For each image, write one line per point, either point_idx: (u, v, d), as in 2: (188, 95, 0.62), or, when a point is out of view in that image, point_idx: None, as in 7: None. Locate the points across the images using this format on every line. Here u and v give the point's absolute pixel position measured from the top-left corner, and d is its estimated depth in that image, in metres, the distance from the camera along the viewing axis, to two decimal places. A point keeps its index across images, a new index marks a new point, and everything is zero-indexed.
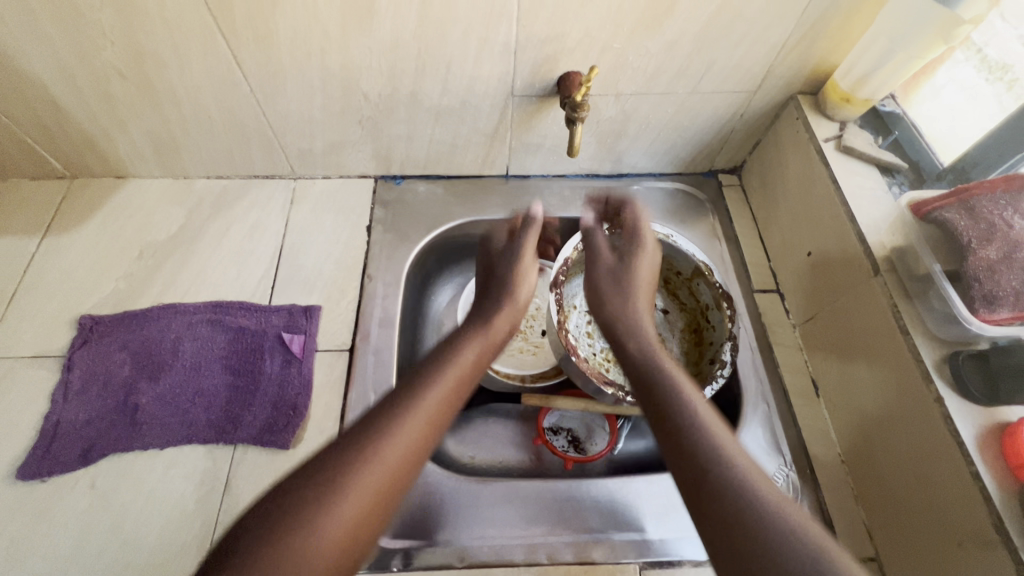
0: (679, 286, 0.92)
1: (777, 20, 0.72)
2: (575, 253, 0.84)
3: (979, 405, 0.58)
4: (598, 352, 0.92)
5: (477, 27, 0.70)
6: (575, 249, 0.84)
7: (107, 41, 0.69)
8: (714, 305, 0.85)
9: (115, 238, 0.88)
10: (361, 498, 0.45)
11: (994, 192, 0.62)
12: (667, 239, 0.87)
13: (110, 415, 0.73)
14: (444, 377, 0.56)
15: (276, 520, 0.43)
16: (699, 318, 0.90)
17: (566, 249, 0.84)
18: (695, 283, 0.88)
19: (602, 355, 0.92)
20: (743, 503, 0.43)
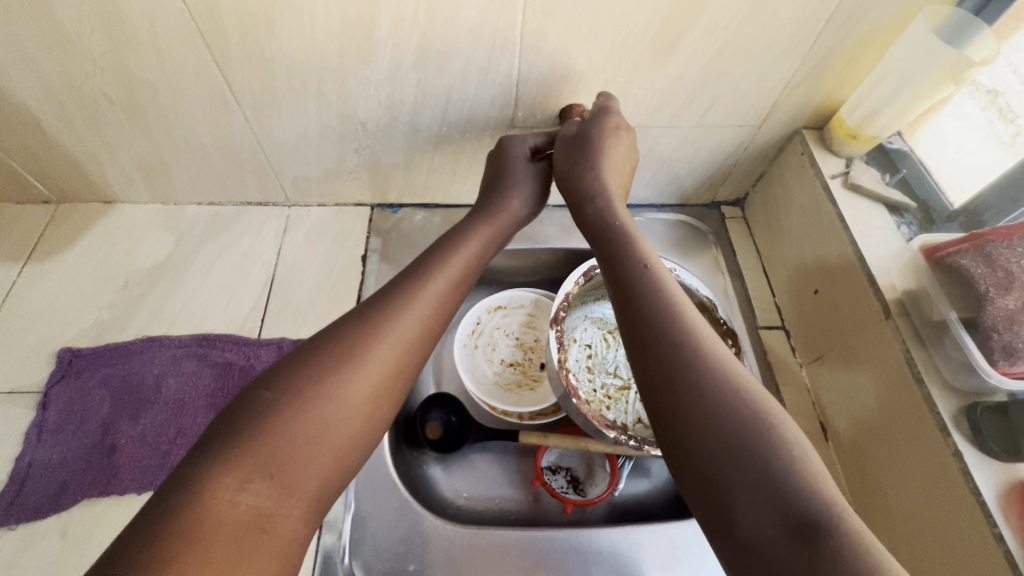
0: None
1: (783, 57, 0.71)
2: (576, 287, 0.82)
3: (999, 460, 0.56)
4: (598, 388, 0.89)
5: (478, 59, 0.69)
6: (576, 284, 0.82)
7: (97, 68, 0.67)
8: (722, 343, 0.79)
9: (100, 266, 0.85)
10: (305, 437, 0.45)
11: (1011, 238, 0.58)
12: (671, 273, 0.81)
13: (87, 456, 0.70)
14: (417, 305, 0.55)
15: (234, 456, 0.43)
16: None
17: (566, 284, 0.82)
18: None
19: (603, 391, 0.89)
20: (744, 428, 0.43)
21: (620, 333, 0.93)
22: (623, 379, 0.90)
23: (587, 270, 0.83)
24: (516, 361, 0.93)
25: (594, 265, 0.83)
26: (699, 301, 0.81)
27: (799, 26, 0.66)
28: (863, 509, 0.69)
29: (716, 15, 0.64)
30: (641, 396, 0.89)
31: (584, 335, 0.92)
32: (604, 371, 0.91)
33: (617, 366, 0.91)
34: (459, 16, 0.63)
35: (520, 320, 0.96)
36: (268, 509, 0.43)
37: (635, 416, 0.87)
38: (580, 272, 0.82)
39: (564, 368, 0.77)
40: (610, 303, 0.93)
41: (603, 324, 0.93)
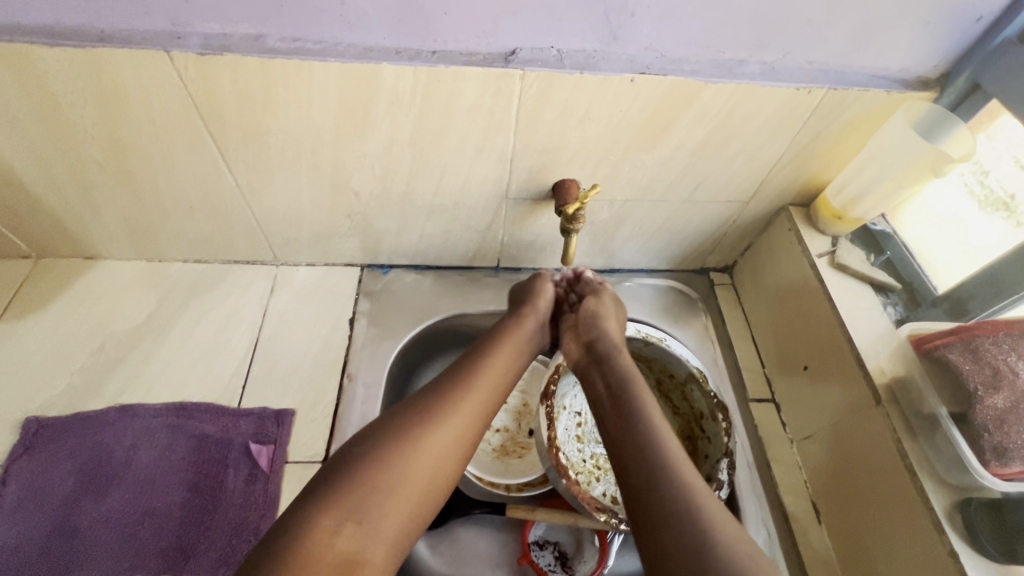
0: (672, 389, 0.87)
1: (770, 142, 0.73)
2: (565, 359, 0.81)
3: (995, 562, 0.55)
4: (588, 458, 0.87)
5: (473, 137, 0.69)
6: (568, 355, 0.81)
7: (87, 136, 0.67)
8: (710, 415, 0.79)
9: (77, 327, 0.82)
10: (393, 489, 0.51)
11: (996, 334, 0.60)
12: (660, 342, 0.84)
13: (46, 539, 0.66)
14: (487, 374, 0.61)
15: (328, 504, 0.49)
16: (694, 425, 0.83)
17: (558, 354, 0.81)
18: (687, 388, 0.84)
19: (592, 462, 0.87)
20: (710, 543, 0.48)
21: None
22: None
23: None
24: (505, 426, 0.92)
25: None
26: (687, 371, 0.83)
27: (785, 115, 0.69)
28: None
29: (707, 103, 0.66)
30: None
31: (573, 402, 0.89)
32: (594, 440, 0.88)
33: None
34: (457, 98, 0.64)
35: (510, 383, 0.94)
36: (359, 555, 0.47)
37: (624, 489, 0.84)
38: None
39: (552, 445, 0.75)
40: None
41: None
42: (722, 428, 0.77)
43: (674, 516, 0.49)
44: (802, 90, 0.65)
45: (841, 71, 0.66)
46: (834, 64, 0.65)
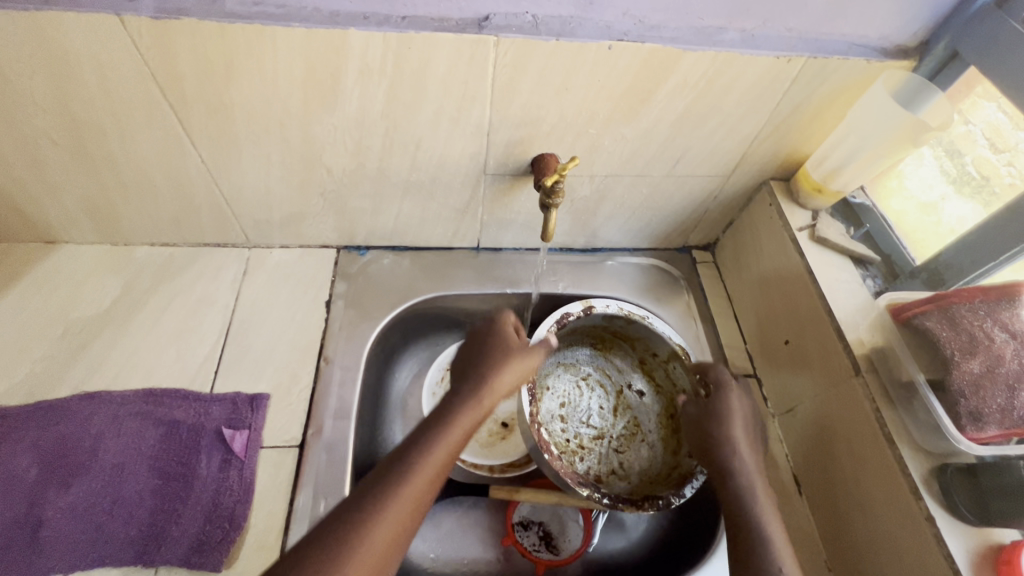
0: (654, 367, 0.88)
1: (751, 112, 0.71)
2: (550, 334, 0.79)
3: (971, 525, 0.56)
4: (571, 438, 0.86)
5: (449, 109, 0.67)
6: (550, 331, 0.79)
7: (39, 109, 0.63)
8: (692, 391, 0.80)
9: (36, 314, 0.79)
10: None
11: (972, 300, 0.60)
12: (643, 320, 0.84)
13: (8, 532, 0.63)
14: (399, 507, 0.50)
15: None
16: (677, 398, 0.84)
17: (541, 329, 0.78)
18: (670, 365, 0.85)
19: (575, 442, 0.86)
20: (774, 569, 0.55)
21: (593, 381, 0.90)
22: (596, 429, 0.87)
23: (561, 317, 0.81)
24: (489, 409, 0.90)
25: (568, 312, 0.81)
26: (670, 348, 0.83)
27: (765, 85, 0.68)
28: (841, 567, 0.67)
29: (686, 73, 0.65)
30: (615, 446, 0.86)
31: (556, 383, 0.89)
32: (578, 420, 0.88)
33: (590, 414, 0.88)
34: (430, 66, 0.62)
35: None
36: None
37: (608, 467, 0.84)
38: (553, 319, 0.80)
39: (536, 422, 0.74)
40: (584, 349, 0.91)
41: (577, 370, 0.90)
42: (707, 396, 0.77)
43: (757, 542, 0.56)
44: (782, 58, 0.64)
45: (820, 39, 0.65)
46: (814, 30, 0.64)
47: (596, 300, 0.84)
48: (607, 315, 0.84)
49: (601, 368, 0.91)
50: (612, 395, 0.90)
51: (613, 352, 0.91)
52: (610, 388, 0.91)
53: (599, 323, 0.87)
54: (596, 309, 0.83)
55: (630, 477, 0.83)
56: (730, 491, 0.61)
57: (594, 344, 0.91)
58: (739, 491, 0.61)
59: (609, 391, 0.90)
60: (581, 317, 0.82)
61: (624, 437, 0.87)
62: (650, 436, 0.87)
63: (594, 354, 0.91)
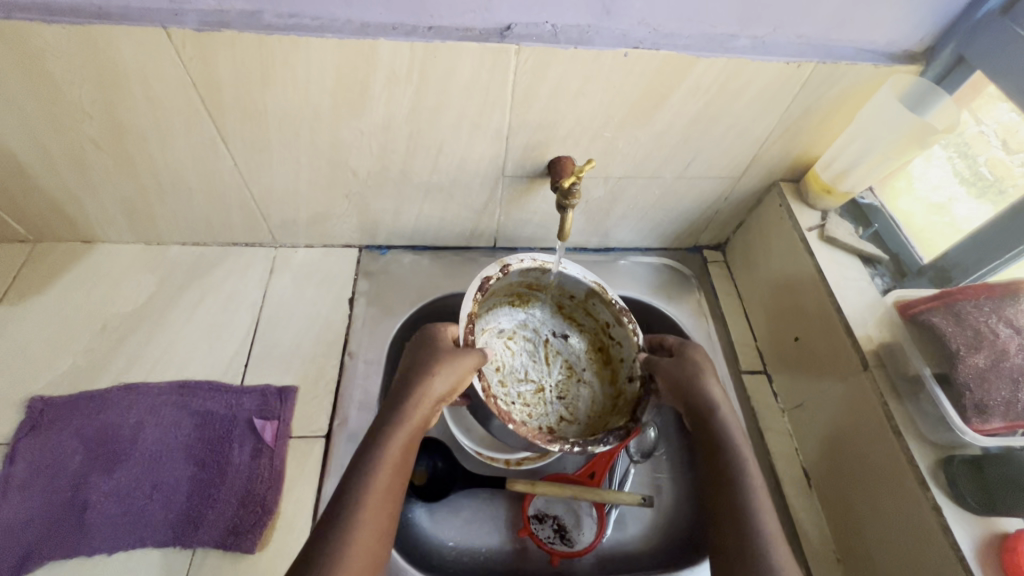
0: (574, 309, 0.85)
1: (761, 116, 0.74)
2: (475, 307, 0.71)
3: (976, 514, 0.58)
4: (515, 399, 0.82)
5: (470, 114, 0.70)
6: (474, 302, 0.71)
7: (85, 116, 0.67)
8: (614, 322, 0.79)
9: (77, 309, 0.83)
10: None
11: (979, 298, 0.62)
12: (557, 267, 0.78)
13: (56, 515, 0.67)
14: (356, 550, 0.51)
15: None
16: (603, 337, 0.83)
17: (464, 304, 0.71)
18: (590, 304, 0.82)
19: (520, 402, 0.83)
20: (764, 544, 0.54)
21: (519, 338, 0.87)
22: (534, 383, 0.85)
23: (481, 284, 0.73)
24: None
25: (485, 276, 0.73)
26: (586, 289, 0.80)
27: (776, 89, 0.70)
28: (851, 557, 0.69)
29: (698, 79, 0.68)
30: (557, 394, 0.85)
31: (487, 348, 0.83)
32: (514, 379, 0.84)
33: (525, 371, 0.86)
34: (453, 74, 0.65)
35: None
36: None
37: (556, 416, 0.83)
38: (474, 287, 0.72)
39: (490, 396, 0.69)
40: (503, 311, 0.85)
41: (502, 333, 0.85)
42: (629, 330, 0.77)
43: (752, 524, 0.56)
44: (792, 64, 0.67)
45: (828, 46, 0.68)
46: (823, 37, 0.67)
47: (509, 257, 0.77)
48: (523, 271, 0.78)
49: (522, 325, 0.87)
50: (540, 347, 0.87)
51: (531, 305, 0.87)
52: (535, 339, 0.88)
53: (515, 281, 0.80)
54: (512, 268, 0.76)
55: (580, 418, 0.82)
56: (723, 479, 0.60)
57: (511, 303, 0.86)
58: (734, 475, 0.60)
59: (536, 341, 0.87)
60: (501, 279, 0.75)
61: (562, 382, 0.86)
62: (586, 373, 0.86)
63: (513, 313, 0.86)
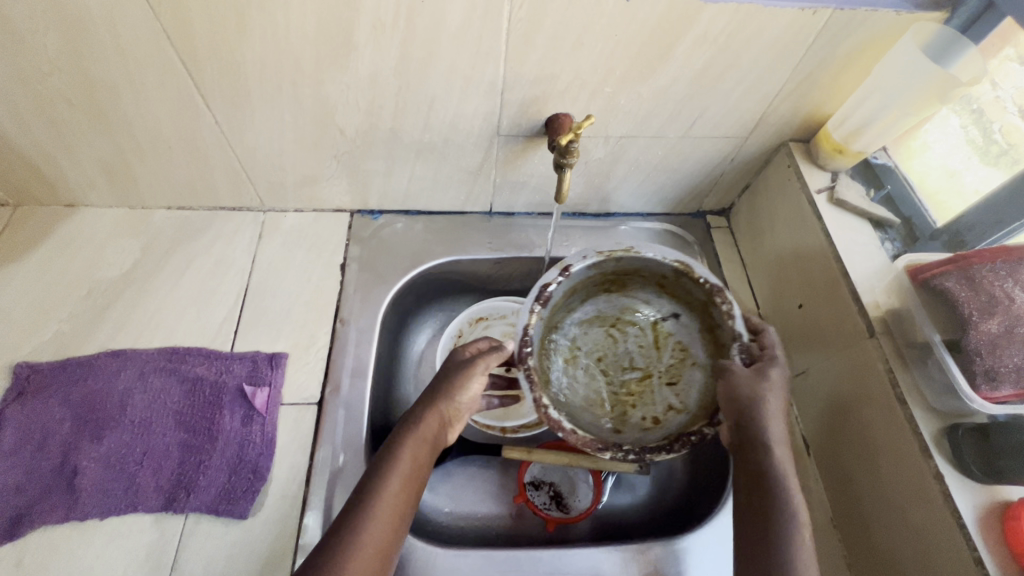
0: (676, 286, 0.70)
1: (771, 70, 0.69)
2: (535, 317, 0.65)
3: (979, 483, 0.56)
4: (619, 389, 0.71)
5: (462, 66, 0.66)
6: (531, 313, 0.65)
7: (52, 68, 0.63)
8: (710, 302, 0.66)
9: (60, 275, 0.80)
10: None
11: (994, 262, 0.60)
12: (630, 251, 0.68)
13: (47, 479, 0.67)
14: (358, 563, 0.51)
15: None
16: (707, 314, 0.67)
17: (521, 317, 0.65)
18: (683, 281, 0.68)
19: (624, 391, 0.71)
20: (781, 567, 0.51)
21: (622, 325, 0.74)
22: (641, 369, 0.72)
23: (538, 293, 0.66)
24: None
25: (546, 282, 0.66)
26: (671, 267, 0.67)
27: (787, 40, 0.65)
28: (847, 525, 0.69)
29: (707, 27, 0.63)
30: (668, 380, 0.71)
31: (580, 345, 0.74)
32: (618, 369, 0.73)
33: (632, 357, 0.73)
34: (442, 22, 0.61)
35: (504, 328, 0.91)
36: None
37: (665, 405, 0.69)
38: (533, 297, 0.65)
39: (542, 407, 0.61)
40: (598, 301, 0.74)
41: (601, 322, 0.74)
42: (724, 311, 0.64)
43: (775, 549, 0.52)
44: (807, 11, 0.62)
45: None
46: None
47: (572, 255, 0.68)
48: (593, 266, 0.68)
49: (625, 308, 0.74)
50: (648, 330, 0.73)
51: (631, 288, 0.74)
52: (643, 322, 0.74)
53: (594, 276, 0.70)
54: (573, 267, 0.67)
55: (691, 407, 0.66)
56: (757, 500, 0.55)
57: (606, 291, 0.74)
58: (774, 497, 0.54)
59: (642, 326, 0.74)
60: (563, 282, 0.67)
61: (674, 366, 0.71)
62: (702, 356, 0.69)
63: (611, 300, 0.74)
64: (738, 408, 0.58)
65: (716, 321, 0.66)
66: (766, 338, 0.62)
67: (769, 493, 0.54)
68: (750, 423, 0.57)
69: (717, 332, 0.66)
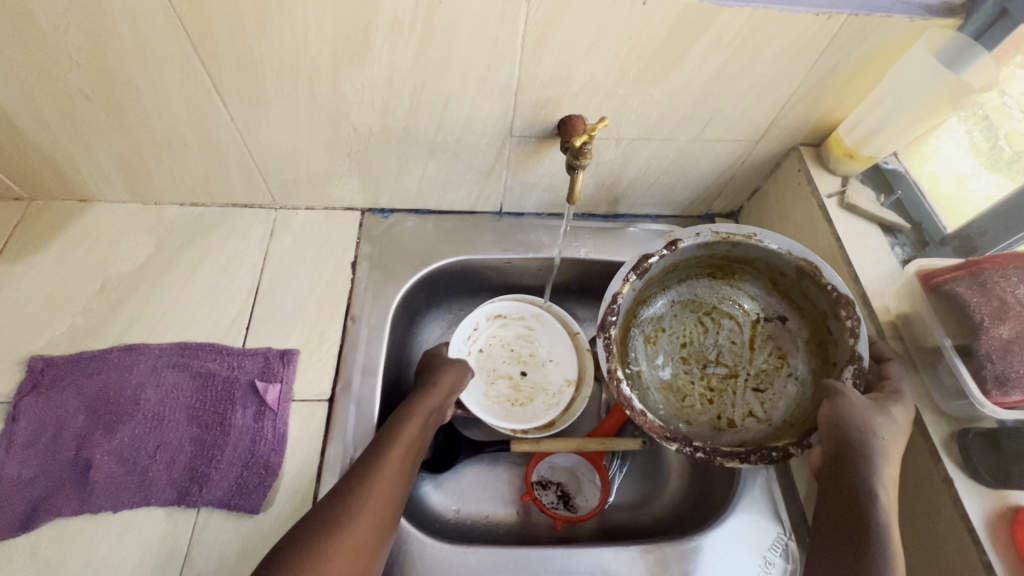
0: (792, 289, 0.73)
1: (784, 74, 0.70)
2: (625, 286, 0.72)
3: (988, 487, 0.56)
4: (698, 380, 0.77)
5: (477, 67, 0.67)
6: (625, 282, 0.71)
7: (73, 64, 0.64)
8: (831, 313, 0.68)
9: (74, 269, 0.81)
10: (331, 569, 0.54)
11: (1006, 267, 0.59)
12: (750, 239, 0.72)
13: (60, 472, 0.67)
14: (366, 511, 0.59)
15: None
16: (823, 328, 0.70)
17: (615, 282, 0.71)
18: (803, 285, 0.71)
19: (704, 382, 0.76)
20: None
21: (719, 314, 0.78)
22: (728, 367, 0.77)
23: (639, 263, 0.72)
24: (512, 377, 0.89)
25: (648, 255, 0.73)
26: (795, 265, 0.70)
27: (802, 44, 0.66)
28: None
29: (721, 30, 0.63)
30: (754, 385, 0.75)
31: (671, 322, 0.79)
32: (703, 359, 0.78)
33: (719, 352, 0.78)
34: (459, 23, 0.61)
35: (519, 331, 0.92)
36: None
37: (744, 410, 0.74)
38: (630, 267, 0.72)
39: (615, 379, 0.68)
40: (700, 283, 0.79)
41: (697, 307, 0.79)
42: (848, 326, 0.66)
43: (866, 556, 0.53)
44: (821, 16, 0.62)
45: None
46: None
47: (681, 232, 0.74)
48: (703, 245, 0.74)
49: (728, 299, 0.78)
50: (746, 327, 0.77)
51: (739, 279, 0.78)
52: (743, 318, 0.78)
53: (702, 254, 0.76)
54: (681, 244, 0.73)
55: (774, 420, 0.72)
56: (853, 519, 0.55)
57: (712, 275, 0.79)
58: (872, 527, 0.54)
59: (742, 322, 0.78)
60: (667, 256, 0.74)
61: (765, 373, 0.75)
62: (800, 370, 0.73)
63: (713, 286, 0.79)
64: (845, 440, 0.58)
65: (834, 335, 0.68)
66: (891, 370, 0.62)
67: (867, 526, 0.54)
68: (858, 457, 0.56)
69: (830, 348, 0.69)
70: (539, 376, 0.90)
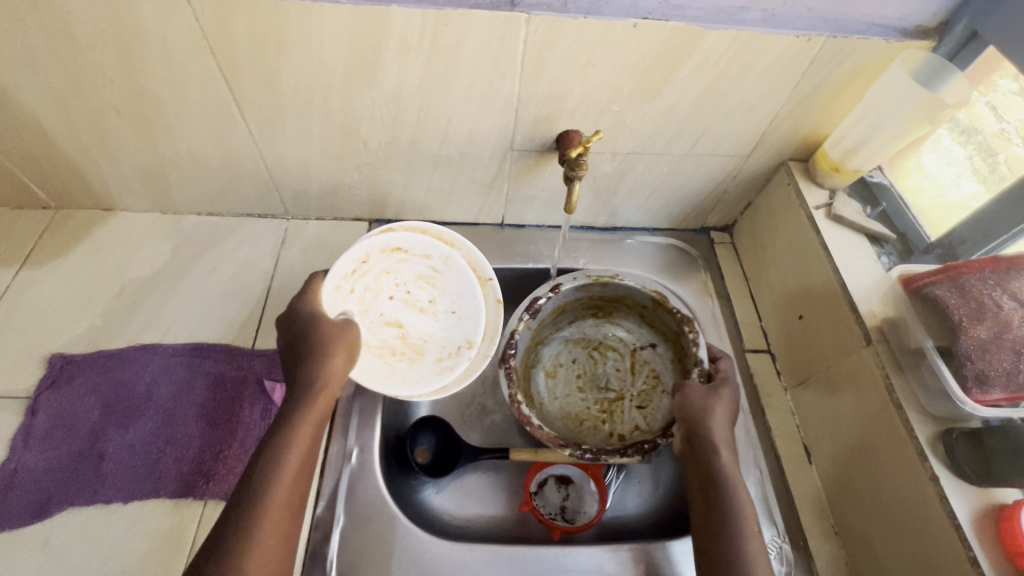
0: (654, 315, 0.86)
1: (769, 92, 0.74)
2: (522, 324, 0.82)
3: (974, 485, 0.58)
4: (592, 405, 0.87)
5: (480, 84, 0.71)
6: (521, 321, 0.82)
7: (106, 80, 0.69)
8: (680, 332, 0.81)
9: (94, 273, 0.85)
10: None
11: (982, 271, 0.63)
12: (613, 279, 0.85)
13: (75, 463, 0.70)
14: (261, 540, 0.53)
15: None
16: (679, 346, 0.83)
17: (511, 321, 0.82)
18: (660, 312, 0.84)
19: (597, 407, 0.87)
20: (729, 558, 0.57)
21: (604, 348, 0.90)
22: (616, 392, 0.88)
23: (530, 304, 0.83)
24: (402, 325, 0.80)
25: (537, 297, 0.84)
26: (649, 298, 0.84)
27: (784, 64, 0.70)
28: (846, 530, 0.70)
29: (708, 51, 0.68)
30: (637, 404, 0.87)
31: (567, 357, 0.90)
32: (596, 386, 0.88)
33: (608, 379, 0.89)
34: (464, 43, 0.66)
35: (420, 271, 0.80)
36: None
37: (632, 424, 0.85)
38: (523, 308, 0.83)
39: (516, 402, 0.75)
40: (586, 321, 0.91)
41: (587, 343, 0.91)
42: (690, 339, 0.78)
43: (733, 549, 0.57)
44: (802, 37, 0.66)
45: (839, 20, 0.68)
46: (833, 11, 0.67)
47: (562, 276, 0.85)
48: (581, 288, 0.85)
49: (609, 334, 0.91)
50: (627, 356, 0.89)
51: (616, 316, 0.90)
52: (624, 349, 0.90)
53: (582, 296, 0.87)
54: (563, 287, 0.84)
55: (653, 427, 0.84)
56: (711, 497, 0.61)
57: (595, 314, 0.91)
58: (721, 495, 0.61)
59: (623, 352, 0.90)
60: (553, 298, 0.84)
61: (645, 392, 0.87)
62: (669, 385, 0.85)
63: (597, 324, 0.91)
64: (689, 425, 0.67)
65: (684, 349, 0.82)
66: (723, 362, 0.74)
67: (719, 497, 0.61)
68: (699, 439, 0.65)
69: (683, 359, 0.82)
70: (432, 326, 0.80)
